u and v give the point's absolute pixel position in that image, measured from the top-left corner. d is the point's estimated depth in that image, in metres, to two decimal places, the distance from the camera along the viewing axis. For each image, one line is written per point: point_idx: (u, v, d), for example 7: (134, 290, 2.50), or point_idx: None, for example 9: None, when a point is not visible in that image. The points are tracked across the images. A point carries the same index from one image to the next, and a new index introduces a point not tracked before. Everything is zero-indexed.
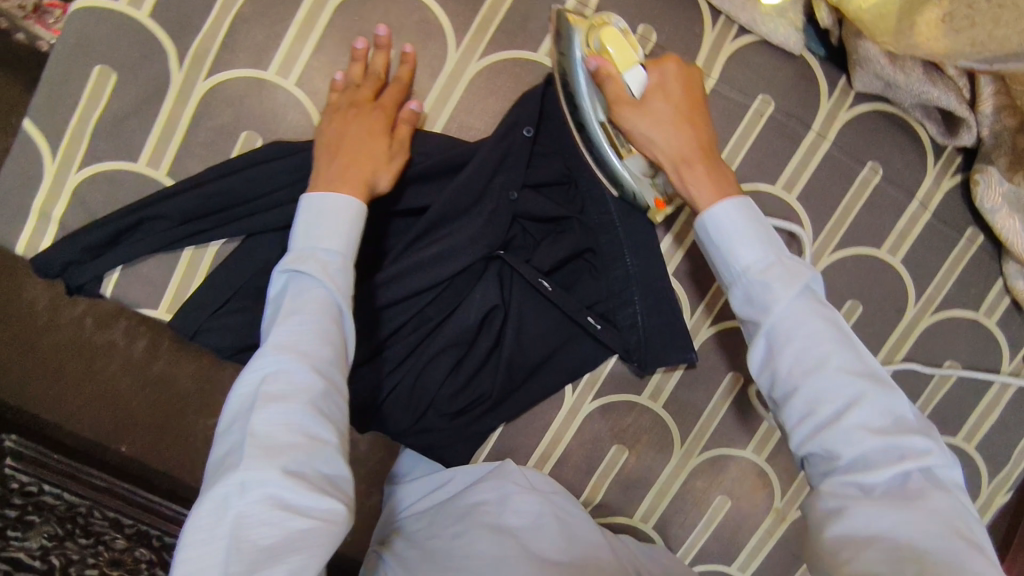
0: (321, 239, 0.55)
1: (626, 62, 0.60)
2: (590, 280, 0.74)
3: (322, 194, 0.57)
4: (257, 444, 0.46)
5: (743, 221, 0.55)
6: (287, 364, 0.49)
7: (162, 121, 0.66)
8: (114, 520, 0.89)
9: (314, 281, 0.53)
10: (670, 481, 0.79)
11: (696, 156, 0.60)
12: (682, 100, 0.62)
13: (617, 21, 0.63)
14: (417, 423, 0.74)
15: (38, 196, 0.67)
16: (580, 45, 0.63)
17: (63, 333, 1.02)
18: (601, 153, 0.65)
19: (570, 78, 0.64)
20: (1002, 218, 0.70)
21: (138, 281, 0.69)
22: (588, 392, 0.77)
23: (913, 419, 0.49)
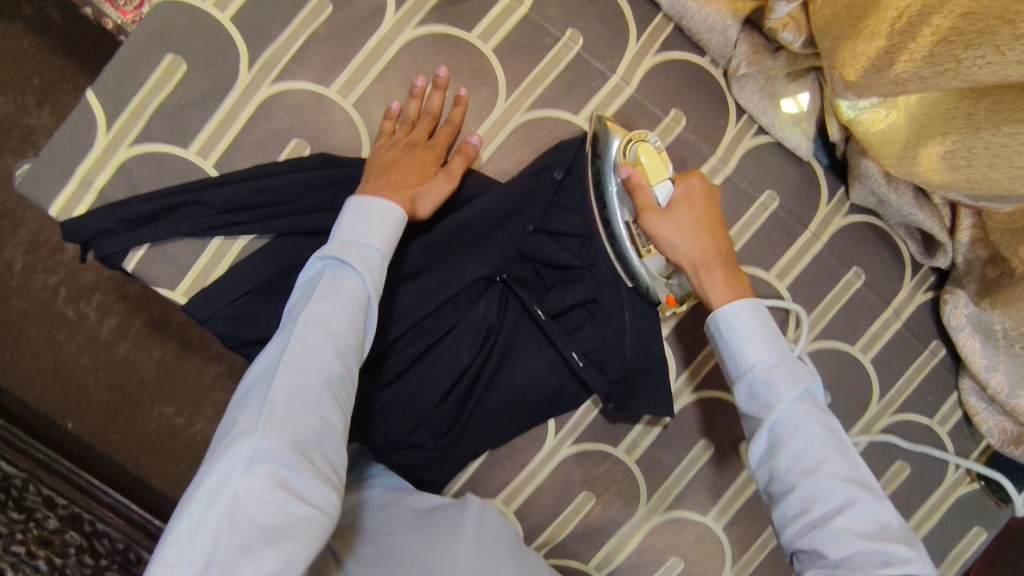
0: (362, 235, 0.60)
1: (656, 174, 0.67)
2: (589, 329, 0.77)
3: (368, 197, 0.61)
4: (274, 417, 0.49)
5: (755, 326, 0.60)
6: (313, 345, 0.53)
7: (220, 115, 0.70)
8: (48, 498, 0.95)
9: (351, 271, 0.58)
10: (630, 535, 0.82)
11: (715, 262, 0.65)
12: (705, 211, 0.67)
13: (654, 139, 0.70)
14: (407, 438, 0.76)
15: (83, 163, 0.69)
16: (618, 154, 0.70)
17: (32, 302, 1.04)
18: (626, 253, 0.72)
19: (603, 178, 0.71)
20: (964, 337, 0.78)
21: (162, 260, 0.70)
22: (568, 435, 0.81)
23: (895, 526, 0.55)
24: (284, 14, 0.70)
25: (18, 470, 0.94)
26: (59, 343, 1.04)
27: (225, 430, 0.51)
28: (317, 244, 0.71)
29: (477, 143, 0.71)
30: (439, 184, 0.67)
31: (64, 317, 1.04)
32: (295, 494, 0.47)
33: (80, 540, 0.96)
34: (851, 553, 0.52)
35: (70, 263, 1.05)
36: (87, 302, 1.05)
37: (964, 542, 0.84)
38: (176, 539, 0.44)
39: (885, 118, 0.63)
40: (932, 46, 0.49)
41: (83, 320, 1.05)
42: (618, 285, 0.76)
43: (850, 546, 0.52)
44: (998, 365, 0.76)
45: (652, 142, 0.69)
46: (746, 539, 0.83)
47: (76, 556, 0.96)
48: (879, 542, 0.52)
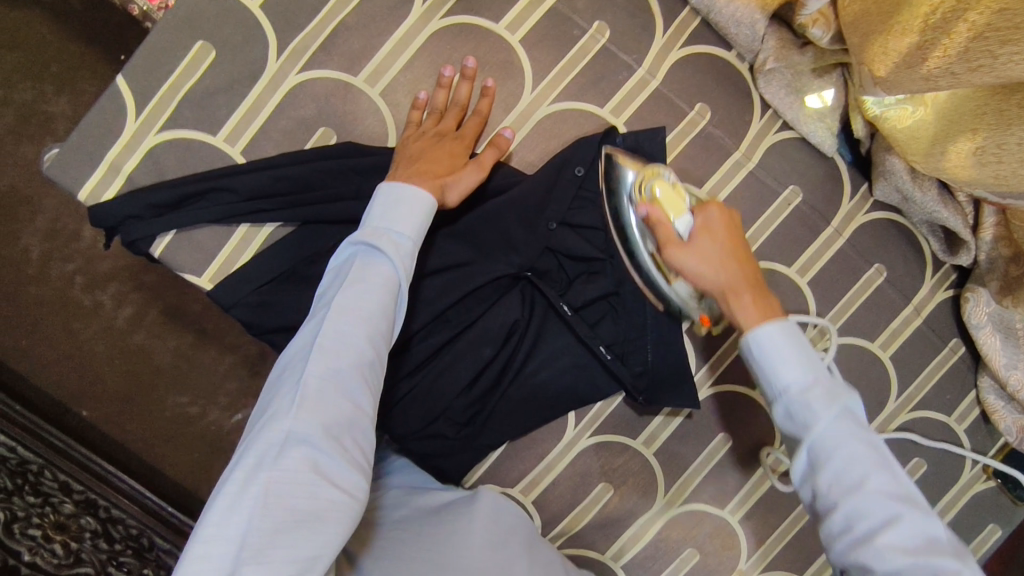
0: (395, 222, 0.60)
1: (675, 208, 0.66)
2: (611, 321, 0.78)
3: (401, 184, 0.62)
4: (307, 400, 0.49)
5: (784, 343, 0.57)
6: (346, 330, 0.53)
7: (249, 102, 0.71)
8: (63, 484, 0.94)
9: (382, 256, 0.58)
10: (646, 526, 0.82)
11: (742, 286, 0.62)
12: (729, 241, 0.65)
13: (669, 174, 0.69)
14: (427, 427, 0.77)
15: (112, 149, 0.69)
16: (634, 193, 0.69)
17: (50, 288, 1.05)
18: (655, 283, 0.71)
19: (621, 216, 0.70)
20: (984, 335, 0.78)
21: (188, 246, 0.71)
22: (587, 427, 0.81)
23: (947, 542, 0.51)
24: (313, 3, 0.71)
25: (34, 455, 0.93)
26: (77, 329, 1.05)
27: (260, 412, 0.51)
28: (343, 232, 0.71)
29: (507, 137, 0.71)
30: (469, 174, 0.68)
31: (82, 304, 1.05)
32: (326, 477, 0.48)
33: (96, 525, 0.94)
34: (897, 569, 0.49)
35: (88, 250, 1.05)
36: (104, 288, 1.05)
37: (979, 539, 0.85)
38: (211, 519, 0.45)
39: (911, 115, 0.63)
40: (968, 42, 0.49)
41: (100, 307, 1.05)
42: None
43: (892, 562, 0.50)
44: (1018, 363, 0.77)
45: (666, 178, 0.68)
46: (761, 533, 0.83)
47: (91, 541, 0.92)
48: (928, 554, 0.49)
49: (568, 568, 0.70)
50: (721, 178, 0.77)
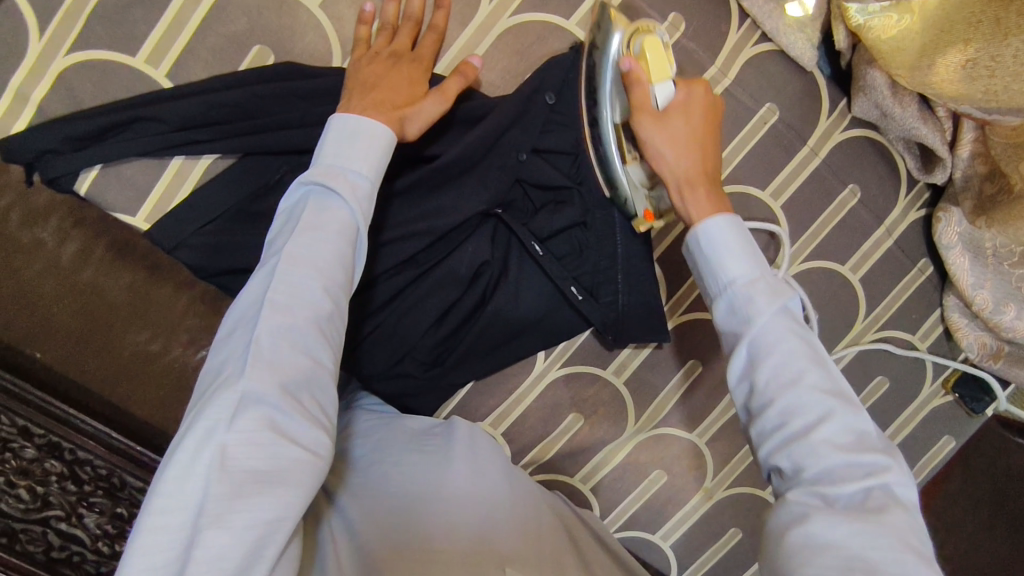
0: (350, 160, 0.54)
1: (660, 72, 0.59)
2: (580, 254, 0.73)
3: (354, 116, 0.55)
4: (262, 358, 0.45)
5: (730, 236, 0.53)
6: (299, 283, 0.48)
7: (169, 17, 0.62)
8: (20, 426, 0.62)
9: (338, 199, 0.52)
10: (615, 451, 0.83)
11: (700, 179, 0.58)
12: (702, 125, 0.60)
13: (659, 34, 0.63)
14: (393, 368, 0.74)
15: (17, 73, 0.61)
16: (619, 46, 0.61)
17: None
18: (606, 161, 0.64)
19: (597, 74, 0.62)
20: (955, 255, 0.77)
21: (118, 181, 0.65)
22: (557, 359, 0.78)
23: (877, 438, 0.47)
24: None
25: None
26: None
27: (210, 374, 0.47)
28: (287, 164, 0.66)
29: (478, 66, 0.64)
30: (432, 104, 0.60)
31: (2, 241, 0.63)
32: (285, 438, 0.45)
33: (62, 468, 0.65)
34: (830, 467, 0.45)
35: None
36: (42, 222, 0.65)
37: (931, 453, 0.90)
38: (165, 489, 0.42)
39: (896, 24, 0.59)
40: None
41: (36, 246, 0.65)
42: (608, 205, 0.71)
43: (830, 459, 0.45)
44: (985, 282, 0.77)
45: (658, 38, 0.61)
46: (728, 453, 0.85)
47: (58, 484, 0.65)
48: (860, 451, 0.45)
49: (539, 489, 0.71)
50: None
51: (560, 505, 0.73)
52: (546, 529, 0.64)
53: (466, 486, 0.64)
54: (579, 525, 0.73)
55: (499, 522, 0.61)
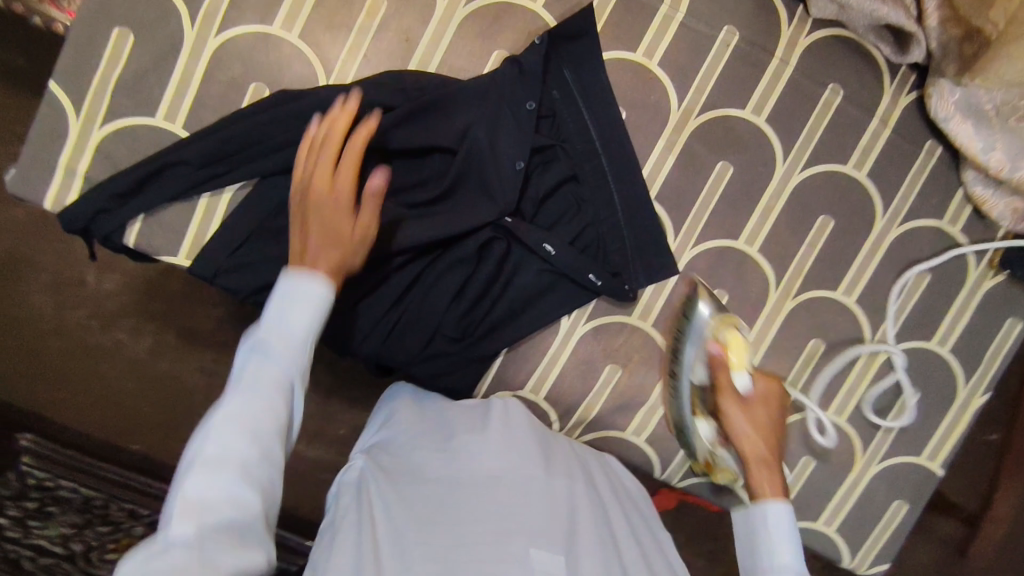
0: (279, 334, 0.58)
1: (739, 363, 0.71)
2: (577, 206, 0.78)
3: (293, 279, 0.59)
4: (191, 498, 0.49)
5: (786, 527, 0.64)
6: (232, 423, 0.53)
7: (177, 76, 0.72)
8: (130, 511, 1.07)
9: (268, 361, 0.57)
10: (662, 397, 0.83)
11: (771, 457, 0.68)
12: (776, 416, 0.71)
13: (739, 326, 0.75)
14: (427, 349, 0.78)
15: (64, 153, 0.72)
16: (706, 332, 0.74)
17: (73, 342, 1.18)
18: (683, 415, 0.77)
19: (682, 346, 0.76)
20: (955, 125, 0.76)
21: (159, 228, 0.74)
22: (581, 315, 0.81)
23: None
24: None
25: (96, 491, 1.07)
26: (99, 371, 1.18)
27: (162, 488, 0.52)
28: None
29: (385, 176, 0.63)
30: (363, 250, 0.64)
31: (120, 353, 1.18)
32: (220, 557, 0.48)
33: None
34: None
35: (106, 301, 1.18)
36: (125, 332, 1.18)
37: (1000, 340, 0.84)
38: None
39: None
40: None
41: (147, 355, 1.19)
42: (595, 156, 0.77)
43: None
44: (996, 143, 0.75)
45: (741, 334, 0.73)
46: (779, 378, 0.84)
47: None
48: None
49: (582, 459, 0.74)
50: (654, 37, 0.76)
51: (601, 471, 0.74)
52: (578, 504, 0.65)
53: (497, 469, 0.65)
54: (619, 489, 0.74)
55: (531, 508, 0.62)
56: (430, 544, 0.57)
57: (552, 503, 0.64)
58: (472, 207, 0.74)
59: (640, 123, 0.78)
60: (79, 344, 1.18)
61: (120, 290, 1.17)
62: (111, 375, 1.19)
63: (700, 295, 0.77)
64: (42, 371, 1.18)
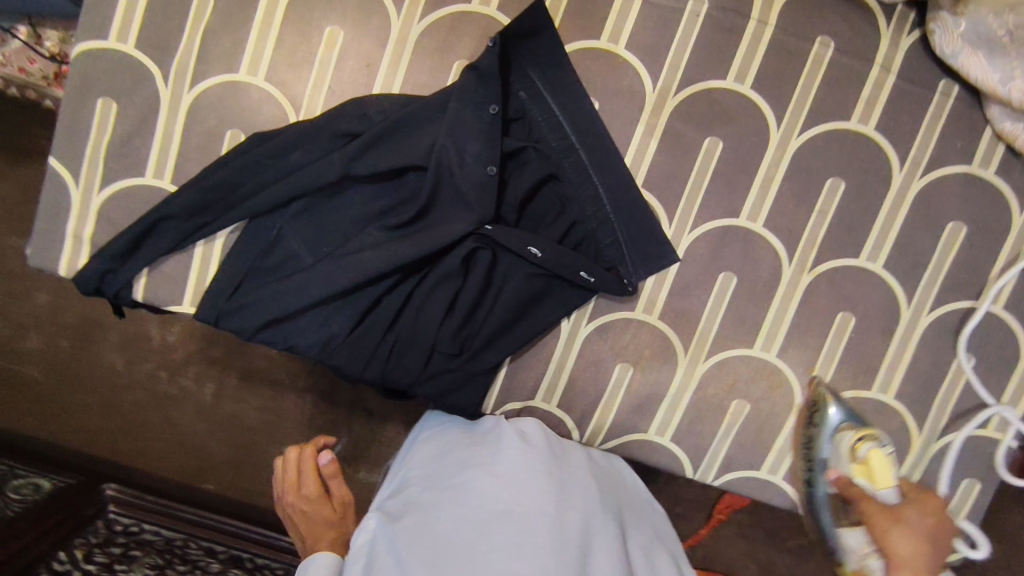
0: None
1: (882, 478, 0.70)
2: (561, 204, 0.76)
3: (307, 561, 0.69)
4: None
5: None
6: None
7: (160, 134, 0.75)
8: (206, 548, 1.12)
9: None
10: (682, 393, 0.79)
11: (928, 557, 0.63)
12: (937, 515, 0.66)
13: (883, 440, 0.74)
14: (427, 369, 0.76)
15: (70, 222, 0.77)
16: (835, 443, 0.75)
17: (145, 392, 1.29)
18: (824, 523, 0.77)
19: (815, 440, 0.76)
20: (966, 59, 0.69)
21: (164, 280, 0.78)
22: (582, 316, 0.78)
23: None
24: (176, 22, 0.74)
25: (176, 532, 1.13)
26: (176, 420, 1.29)
27: None
28: (281, 216, 0.75)
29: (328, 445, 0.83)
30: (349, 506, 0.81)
31: (186, 398, 1.29)
32: None
33: (239, 574, 1.08)
34: None
35: (166, 350, 1.28)
36: (186, 374, 1.29)
37: None
38: None
39: None
40: None
41: (208, 398, 1.29)
42: (573, 150, 0.74)
43: None
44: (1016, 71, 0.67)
45: (881, 447, 0.72)
46: (808, 360, 0.78)
47: None
48: None
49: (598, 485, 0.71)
50: (617, 19, 0.73)
51: (610, 476, 0.76)
52: (590, 530, 0.63)
53: (507, 500, 0.63)
54: (628, 496, 0.76)
55: (538, 534, 0.60)
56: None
57: (565, 529, 0.62)
58: (452, 219, 0.73)
59: (615, 110, 0.74)
60: (157, 394, 1.29)
61: (183, 339, 1.28)
62: (185, 422, 1.30)
63: (818, 400, 0.77)
64: (122, 421, 1.30)
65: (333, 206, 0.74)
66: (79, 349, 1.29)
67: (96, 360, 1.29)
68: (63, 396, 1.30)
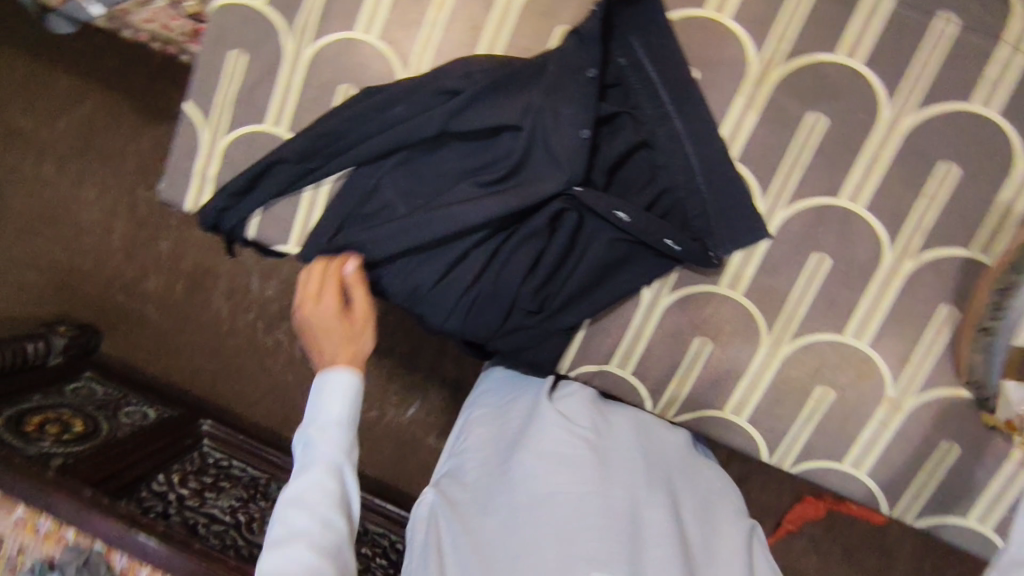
0: (325, 414, 0.67)
1: None
2: (652, 172, 0.76)
3: (326, 376, 0.68)
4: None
5: None
6: (294, 517, 0.61)
7: (281, 85, 0.82)
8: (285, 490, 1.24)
9: (319, 448, 0.65)
10: (761, 372, 0.78)
11: None
12: None
13: None
14: (507, 324, 0.79)
15: (198, 162, 0.85)
16: None
17: (243, 339, 1.40)
18: (993, 371, 0.68)
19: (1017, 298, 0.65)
20: None
21: (273, 221, 0.84)
22: (664, 286, 0.78)
23: None
24: None
25: (260, 472, 1.26)
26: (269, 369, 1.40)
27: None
28: (382, 167, 0.79)
29: (355, 258, 0.75)
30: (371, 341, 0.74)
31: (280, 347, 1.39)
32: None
33: None
34: None
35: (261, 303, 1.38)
36: (280, 328, 1.38)
37: None
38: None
39: None
40: None
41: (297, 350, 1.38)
42: (668, 119, 0.74)
43: None
44: None
45: None
46: (902, 351, 0.74)
47: None
48: None
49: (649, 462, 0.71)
50: None
51: (662, 442, 0.75)
52: (637, 509, 0.65)
53: (554, 487, 0.65)
54: (680, 465, 0.75)
55: (588, 517, 0.63)
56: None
57: (614, 513, 0.63)
58: (543, 178, 0.74)
59: (715, 80, 0.74)
60: (255, 344, 1.40)
61: (280, 294, 1.37)
62: (277, 371, 1.40)
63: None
64: (224, 363, 1.42)
65: (431, 160, 0.78)
66: (190, 293, 1.41)
67: (202, 304, 1.41)
68: (175, 336, 1.43)
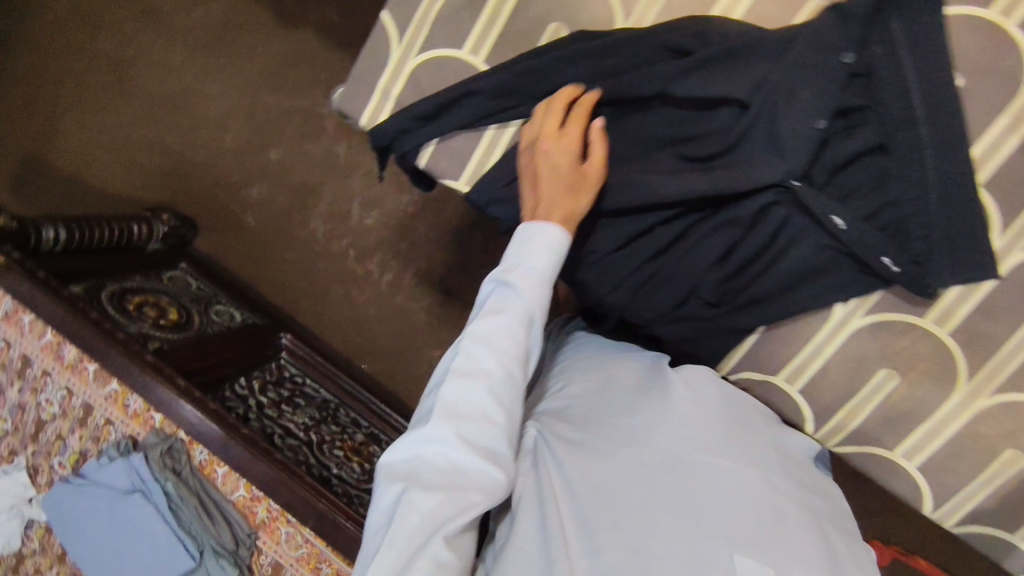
0: (526, 259, 0.64)
1: None
2: (877, 181, 0.69)
3: (538, 223, 0.64)
4: (446, 408, 0.58)
5: None
6: (477, 356, 0.60)
7: (487, 11, 0.76)
8: (353, 419, 1.26)
9: (514, 291, 0.63)
10: (947, 420, 0.72)
11: None
12: None
13: None
14: (675, 311, 0.76)
15: (383, 77, 0.81)
16: None
17: (336, 261, 1.37)
18: None
19: None
20: None
21: (447, 153, 0.80)
22: (860, 306, 0.72)
23: None
24: None
25: (332, 396, 1.28)
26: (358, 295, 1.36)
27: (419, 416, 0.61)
28: None
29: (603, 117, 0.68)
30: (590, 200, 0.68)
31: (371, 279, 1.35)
32: (467, 462, 0.56)
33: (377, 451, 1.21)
34: None
35: (361, 231, 1.34)
36: (371, 259, 1.34)
37: None
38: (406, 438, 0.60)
39: None
40: None
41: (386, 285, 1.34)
42: (915, 126, 0.65)
43: None
44: None
45: None
46: None
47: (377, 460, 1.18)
48: None
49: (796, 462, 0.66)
50: None
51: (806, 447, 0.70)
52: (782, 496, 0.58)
53: (694, 447, 0.60)
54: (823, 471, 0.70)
55: (733, 491, 0.57)
56: (624, 536, 0.53)
57: (761, 495, 0.57)
58: (758, 164, 0.68)
59: (981, 92, 0.64)
60: (343, 267, 1.37)
61: (384, 227, 1.33)
62: (359, 300, 1.36)
63: None
64: (313, 283, 1.38)
65: (634, 121, 0.73)
66: (297, 206, 1.38)
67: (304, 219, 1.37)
68: (269, 245, 1.40)
